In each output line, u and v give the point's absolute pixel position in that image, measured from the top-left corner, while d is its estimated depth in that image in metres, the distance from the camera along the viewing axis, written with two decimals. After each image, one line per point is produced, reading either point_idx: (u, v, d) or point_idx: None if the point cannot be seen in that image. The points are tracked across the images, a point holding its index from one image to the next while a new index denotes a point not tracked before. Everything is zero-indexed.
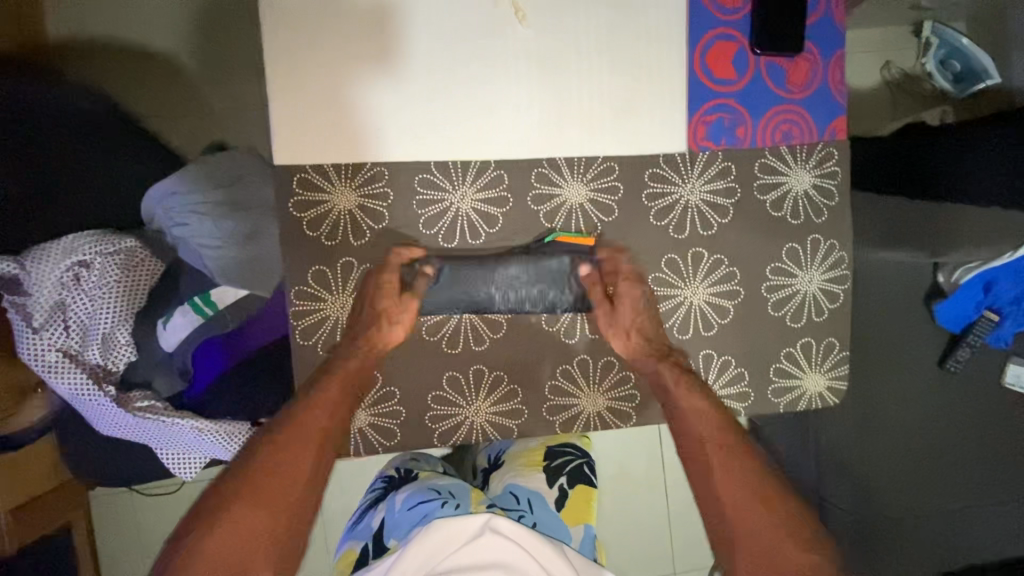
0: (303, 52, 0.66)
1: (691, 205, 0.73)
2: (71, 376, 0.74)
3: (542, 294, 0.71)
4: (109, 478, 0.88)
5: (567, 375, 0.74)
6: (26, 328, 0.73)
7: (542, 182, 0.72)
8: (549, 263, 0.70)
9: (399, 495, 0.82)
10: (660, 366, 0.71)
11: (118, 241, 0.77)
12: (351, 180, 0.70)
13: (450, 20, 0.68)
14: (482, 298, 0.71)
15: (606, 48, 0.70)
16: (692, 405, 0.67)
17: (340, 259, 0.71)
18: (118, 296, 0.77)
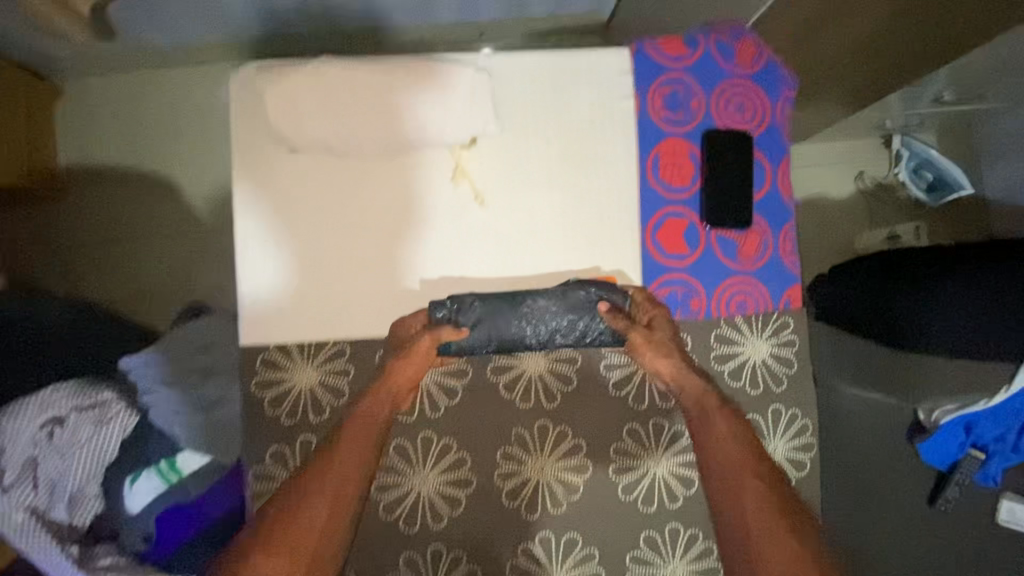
0: (272, 242, 0.71)
1: (650, 376, 0.73)
2: (36, 539, 0.63)
3: (572, 325, 0.69)
4: None
5: (529, 554, 0.71)
6: None
7: (502, 354, 0.72)
8: (578, 295, 0.69)
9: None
10: (690, 388, 0.64)
11: (97, 395, 0.73)
12: (312, 358, 0.72)
13: (411, 206, 0.72)
14: (515, 335, 0.69)
15: (561, 228, 0.73)
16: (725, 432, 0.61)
17: (298, 437, 0.71)
18: (91, 452, 0.71)
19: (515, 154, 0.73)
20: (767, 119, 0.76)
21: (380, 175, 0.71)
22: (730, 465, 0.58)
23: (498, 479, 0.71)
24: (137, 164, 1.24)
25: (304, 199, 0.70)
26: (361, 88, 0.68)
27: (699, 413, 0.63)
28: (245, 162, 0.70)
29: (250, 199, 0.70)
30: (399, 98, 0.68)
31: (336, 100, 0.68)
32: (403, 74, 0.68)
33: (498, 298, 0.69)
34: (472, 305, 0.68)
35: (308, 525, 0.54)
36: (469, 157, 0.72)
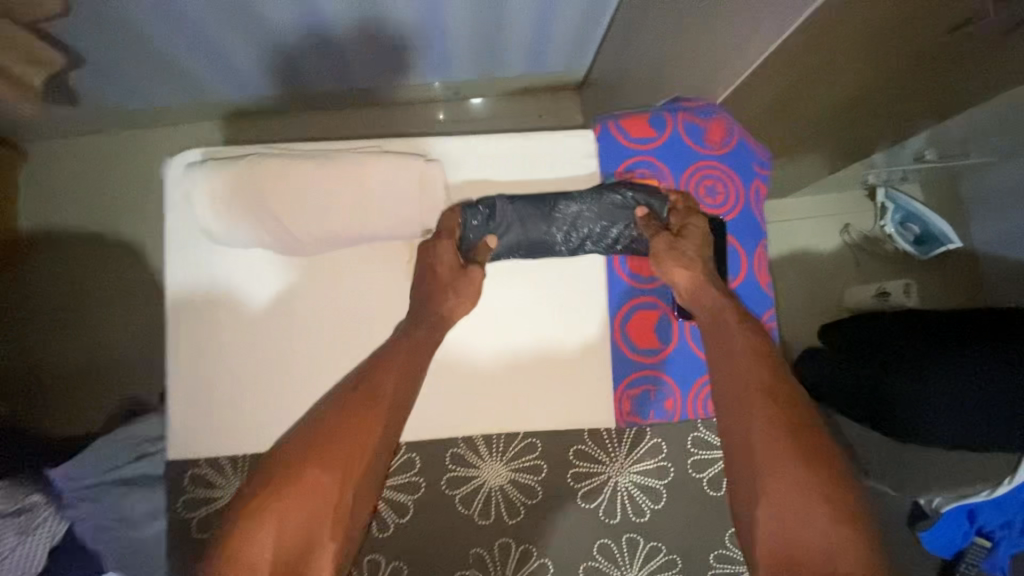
0: (211, 346, 0.67)
1: (621, 485, 0.67)
2: None
3: (605, 233, 0.67)
4: None
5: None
6: None
7: (458, 463, 0.66)
8: (616, 202, 0.67)
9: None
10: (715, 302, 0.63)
11: (22, 498, 0.68)
12: (247, 472, 0.66)
13: (362, 304, 0.67)
14: (546, 238, 0.67)
15: (523, 322, 0.69)
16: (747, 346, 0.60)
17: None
18: (16, 563, 0.66)
19: None
20: (740, 202, 0.73)
21: (331, 269, 0.67)
22: (739, 386, 0.58)
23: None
24: (95, 227, 1.17)
25: (251, 298, 0.67)
26: (301, 182, 0.63)
27: (720, 325, 0.62)
28: (181, 264, 0.67)
29: (191, 299, 0.67)
30: (346, 191, 0.64)
31: (264, 200, 0.63)
32: (349, 166, 0.64)
33: (529, 202, 0.67)
34: (506, 204, 0.66)
35: (338, 460, 0.55)
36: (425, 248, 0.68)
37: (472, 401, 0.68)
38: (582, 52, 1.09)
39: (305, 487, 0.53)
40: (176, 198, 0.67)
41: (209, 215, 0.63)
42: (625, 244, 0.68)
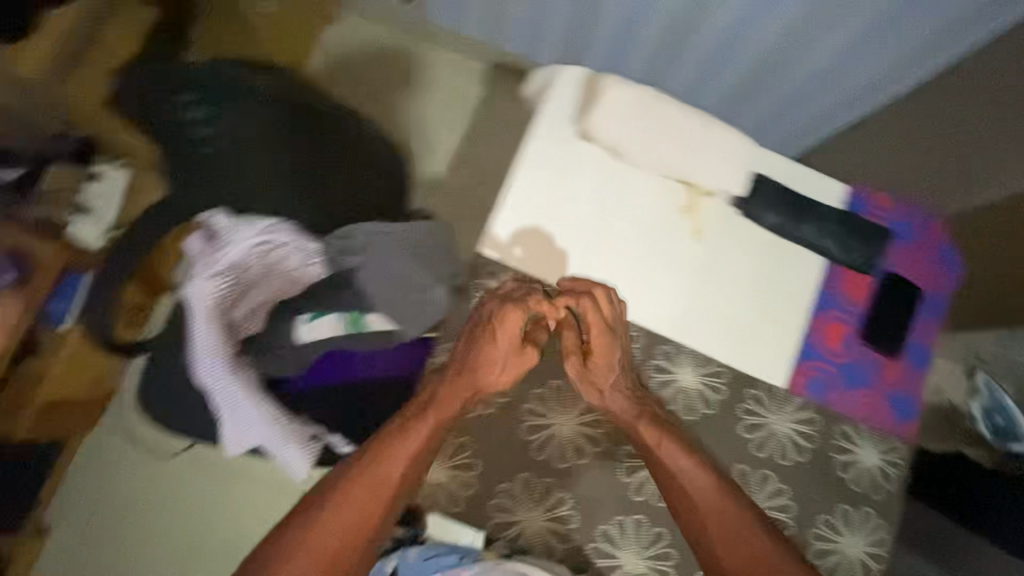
0: (535, 195, 0.89)
1: (778, 433, 0.85)
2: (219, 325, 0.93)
3: (839, 238, 0.89)
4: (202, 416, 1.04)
5: (617, 525, 0.85)
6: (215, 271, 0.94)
7: (665, 360, 0.89)
8: (853, 222, 0.90)
9: (409, 550, 0.85)
10: (650, 420, 0.82)
11: (306, 244, 0.98)
12: (524, 287, 0.88)
13: (649, 217, 0.90)
14: (797, 224, 0.89)
15: (750, 287, 0.90)
16: (677, 465, 0.80)
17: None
18: (284, 284, 0.99)
19: (738, 221, 0.91)
20: (944, 285, 0.90)
21: (639, 184, 0.89)
22: (687, 496, 0.79)
23: (620, 455, 0.88)
24: None
25: (576, 175, 0.89)
26: (658, 119, 0.86)
27: (663, 450, 0.81)
28: (540, 133, 0.90)
29: (538, 156, 0.89)
30: (683, 137, 0.87)
31: (627, 118, 0.86)
32: (695, 121, 0.87)
33: (796, 193, 0.90)
34: (778, 185, 0.90)
35: (346, 543, 0.76)
36: (704, 203, 0.90)
37: (687, 322, 0.88)
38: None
39: (340, 527, 0.76)
40: (561, 84, 0.90)
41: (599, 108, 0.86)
42: (846, 254, 0.89)
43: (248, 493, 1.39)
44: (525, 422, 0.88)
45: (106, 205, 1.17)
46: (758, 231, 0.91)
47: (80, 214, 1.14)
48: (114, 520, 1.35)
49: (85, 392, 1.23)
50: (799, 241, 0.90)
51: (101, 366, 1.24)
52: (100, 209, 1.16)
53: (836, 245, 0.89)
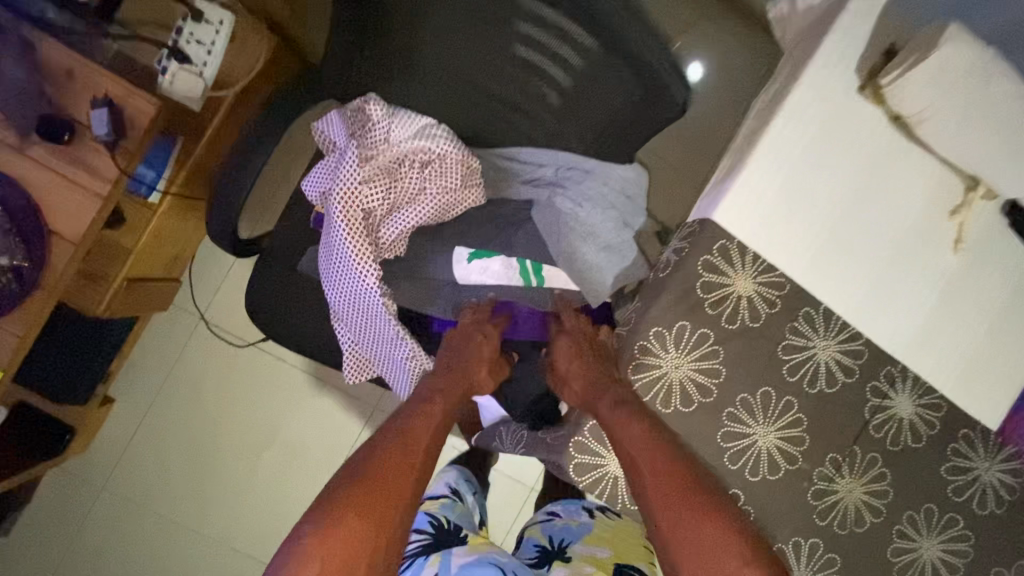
0: (792, 159, 0.71)
1: (984, 481, 0.76)
2: (360, 243, 0.80)
3: None
4: (313, 324, 0.92)
5: (793, 546, 0.74)
6: (359, 176, 0.79)
7: (886, 380, 0.74)
8: None
9: (454, 550, 0.80)
10: (640, 415, 0.69)
11: (468, 160, 0.81)
12: (754, 269, 0.71)
13: (910, 211, 0.74)
14: None
15: (994, 315, 0.77)
16: (629, 436, 0.68)
17: (699, 326, 0.70)
18: (438, 205, 0.83)
19: (1004, 237, 0.76)
20: None
21: (910, 171, 0.73)
22: (652, 486, 0.66)
23: (815, 475, 0.73)
24: None
25: (845, 143, 0.71)
26: (989, 94, 0.66)
27: (616, 425, 0.69)
28: (814, 80, 0.71)
29: (806, 109, 0.71)
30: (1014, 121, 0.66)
31: (954, 82, 0.65)
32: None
33: None
34: None
35: (375, 509, 0.63)
36: (979, 207, 0.74)
37: (919, 341, 0.75)
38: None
39: (334, 523, 0.60)
40: (853, 16, 0.70)
41: (927, 64, 0.64)
42: None
43: (318, 399, 1.31)
44: (721, 425, 0.71)
45: (203, 53, 0.91)
46: (1020, 252, 0.76)
47: (174, 62, 0.90)
48: (183, 397, 1.29)
49: (162, 270, 1.12)
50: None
51: (180, 245, 1.12)
52: (199, 58, 0.91)
53: None
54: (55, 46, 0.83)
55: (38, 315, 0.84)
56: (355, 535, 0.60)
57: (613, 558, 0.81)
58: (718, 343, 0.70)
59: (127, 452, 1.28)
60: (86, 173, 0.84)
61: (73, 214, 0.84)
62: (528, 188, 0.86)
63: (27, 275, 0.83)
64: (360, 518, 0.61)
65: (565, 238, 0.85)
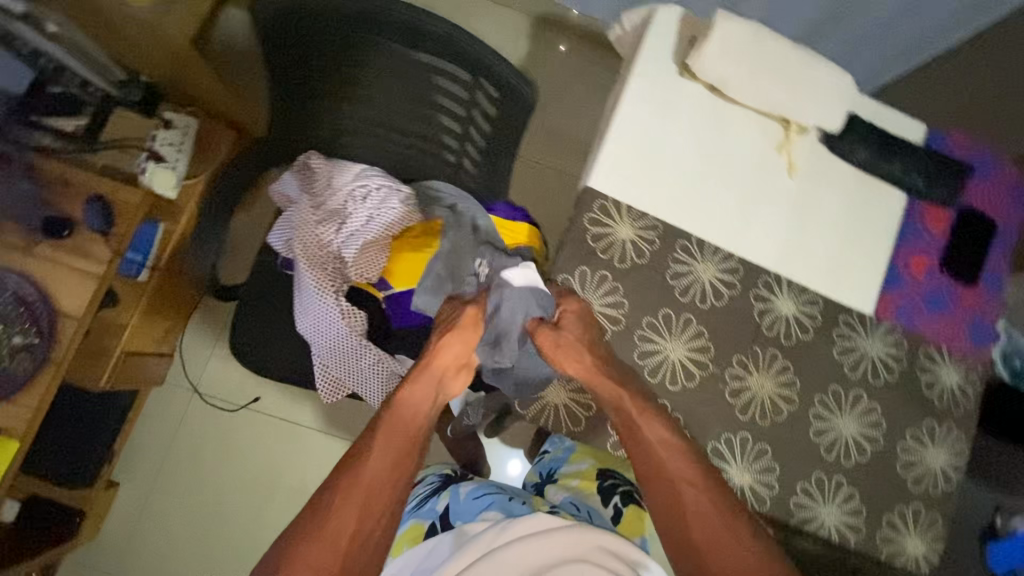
0: (639, 131, 0.91)
1: (870, 356, 0.89)
2: (320, 275, 0.95)
3: (922, 175, 0.94)
4: (285, 354, 1.04)
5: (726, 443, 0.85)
6: (313, 219, 0.97)
7: (764, 287, 0.89)
8: (934, 159, 0.94)
9: (460, 485, 1.07)
10: (659, 428, 0.79)
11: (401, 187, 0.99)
12: (632, 218, 0.88)
13: (745, 153, 0.93)
14: (884, 165, 0.94)
15: (840, 221, 0.94)
16: (657, 437, 0.78)
17: (597, 270, 0.87)
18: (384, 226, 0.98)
19: (827, 158, 0.95)
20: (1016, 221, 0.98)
21: (734, 123, 0.93)
22: (675, 481, 0.76)
23: (727, 376, 0.87)
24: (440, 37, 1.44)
25: (677, 112, 0.92)
26: (763, 54, 0.87)
27: (648, 422, 0.79)
28: (642, 72, 0.93)
29: (641, 94, 0.92)
30: (788, 69, 0.88)
31: (736, 50, 0.87)
32: (802, 56, 0.88)
33: (881, 134, 0.94)
34: (864, 126, 0.94)
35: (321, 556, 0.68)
36: (798, 140, 0.94)
37: (785, 251, 0.92)
38: (884, 71, 1.33)
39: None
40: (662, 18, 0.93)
41: (710, 44, 0.86)
42: (929, 192, 0.94)
43: (312, 447, 1.41)
44: (635, 346, 0.86)
45: (174, 153, 1.14)
46: (844, 167, 0.95)
47: (150, 162, 1.11)
48: (184, 469, 1.37)
49: (154, 346, 1.26)
50: (887, 178, 0.95)
51: (169, 320, 1.28)
52: (171, 157, 1.13)
53: (920, 180, 0.94)
54: (53, 162, 1.03)
55: (48, 386, 0.96)
56: None
57: (593, 466, 1.14)
58: (616, 280, 0.87)
59: (134, 535, 1.33)
60: (82, 258, 1.00)
61: (74, 293, 0.99)
62: (440, 210, 0.99)
63: (37, 350, 0.96)
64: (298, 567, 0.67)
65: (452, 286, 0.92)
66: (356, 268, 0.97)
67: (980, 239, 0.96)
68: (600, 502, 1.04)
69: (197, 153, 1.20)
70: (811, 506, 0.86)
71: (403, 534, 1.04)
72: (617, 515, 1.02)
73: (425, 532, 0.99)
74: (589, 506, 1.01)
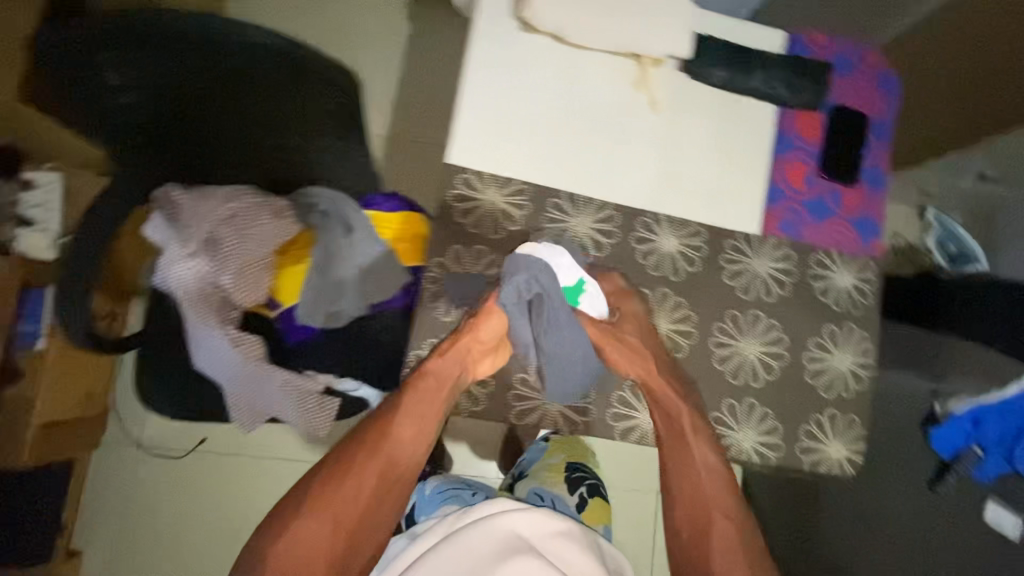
0: (490, 95, 0.88)
1: (760, 274, 0.89)
2: (205, 310, 0.92)
3: (786, 81, 0.92)
4: (193, 394, 1.01)
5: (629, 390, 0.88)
6: (183, 254, 0.93)
7: (644, 228, 0.89)
8: (796, 64, 0.92)
9: (428, 483, 1.08)
10: (711, 449, 0.81)
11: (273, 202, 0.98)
12: (499, 186, 0.86)
13: (603, 96, 0.91)
14: (747, 78, 0.91)
15: (711, 145, 0.93)
16: (707, 459, 0.79)
17: (473, 245, 0.86)
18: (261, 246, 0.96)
19: (688, 85, 0.93)
20: (884, 113, 0.98)
21: (586, 68, 0.91)
22: (706, 501, 0.77)
23: None
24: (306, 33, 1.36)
25: (526, 68, 0.89)
26: None
27: (699, 441, 0.81)
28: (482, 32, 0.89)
29: (485, 55, 0.88)
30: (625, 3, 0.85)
31: None
32: None
33: (738, 48, 0.91)
34: (719, 43, 0.91)
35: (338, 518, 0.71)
36: (655, 73, 0.92)
37: (660, 189, 0.90)
38: None
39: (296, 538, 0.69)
40: None
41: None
42: (797, 98, 0.93)
43: (270, 476, 1.40)
44: None
45: (43, 213, 1.10)
46: (707, 91, 0.93)
47: (20, 228, 1.08)
48: (144, 525, 1.36)
49: (77, 411, 1.24)
50: (750, 92, 0.93)
51: (89, 382, 1.25)
52: (42, 218, 1.10)
53: (785, 88, 0.92)
54: None
55: None
56: (305, 546, 0.69)
57: (565, 460, 1.21)
58: (492, 253, 0.86)
59: None
60: None
61: None
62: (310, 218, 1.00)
63: None
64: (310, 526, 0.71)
65: (332, 297, 0.86)
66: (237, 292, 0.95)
67: (855, 137, 0.95)
68: (567, 492, 1.14)
69: (70, 209, 1.16)
70: (727, 434, 0.86)
71: None
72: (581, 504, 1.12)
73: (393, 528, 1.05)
74: (552, 496, 1.10)
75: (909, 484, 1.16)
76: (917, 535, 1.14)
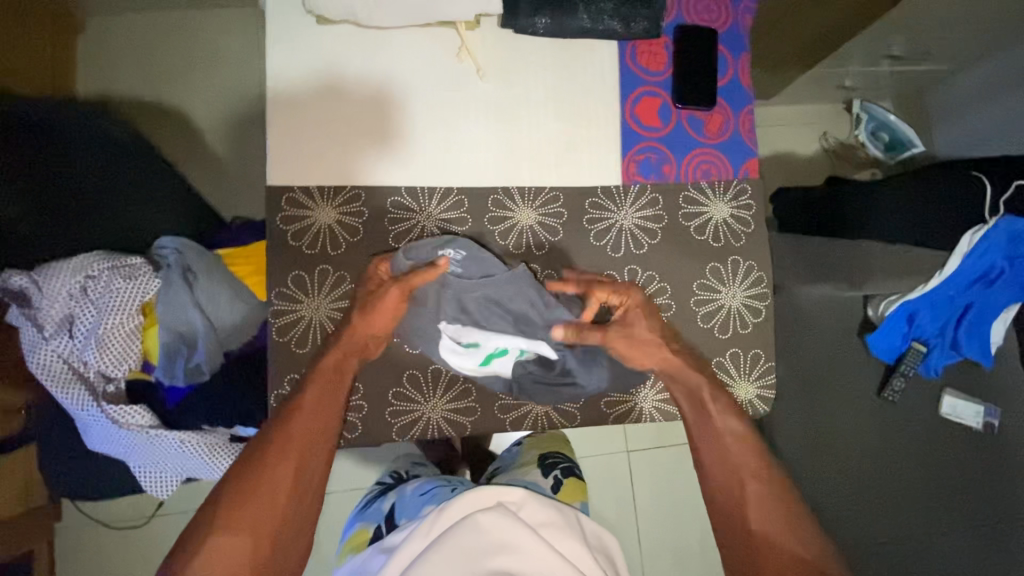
0: (297, 104, 0.80)
1: (625, 228, 0.86)
2: (74, 392, 0.89)
3: (615, 11, 0.83)
4: (104, 473, 0.99)
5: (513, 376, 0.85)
6: (40, 337, 0.90)
7: (497, 207, 0.84)
8: None
9: (406, 485, 0.98)
10: (731, 415, 0.80)
11: (127, 260, 0.93)
12: (331, 200, 0.81)
13: (423, 74, 0.83)
14: (572, 19, 0.83)
15: (551, 101, 0.86)
16: (729, 426, 0.79)
17: (316, 266, 0.81)
18: (117, 310, 0.91)
19: (511, 41, 0.86)
20: (734, 15, 0.89)
21: (396, 47, 0.83)
22: (742, 471, 0.75)
23: None
24: (157, 97, 1.48)
25: (328, 65, 0.81)
26: None
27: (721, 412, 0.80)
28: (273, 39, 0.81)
29: (282, 63, 0.81)
30: None
31: None
32: None
33: None
34: None
35: (258, 523, 0.64)
36: (474, 37, 0.84)
37: (506, 162, 0.85)
38: None
39: (218, 552, 0.62)
40: None
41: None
42: (634, 23, 0.84)
43: None
44: None
45: None
46: (532, 42, 0.86)
47: None
48: None
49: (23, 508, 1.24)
50: (581, 32, 0.84)
51: None
52: None
53: (615, 20, 0.84)
54: None
55: None
56: (232, 552, 0.62)
57: (539, 451, 1.15)
58: (342, 269, 0.82)
59: None
60: None
61: None
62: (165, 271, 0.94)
63: None
64: (233, 531, 0.63)
65: (185, 351, 0.81)
66: (106, 365, 0.91)
67: (707, 52, 0.87)
68: (539, 475, 1.05)
69: None
70: (625, 395, 0.89)
71: (345, 542, 0.95)
72: (557, 483, 1.03)
73: (369, 536, 0.91)
74: (525, 481, 1.01)
75: (857, 392, 1.15)
76: (873, 440, 1.14)
